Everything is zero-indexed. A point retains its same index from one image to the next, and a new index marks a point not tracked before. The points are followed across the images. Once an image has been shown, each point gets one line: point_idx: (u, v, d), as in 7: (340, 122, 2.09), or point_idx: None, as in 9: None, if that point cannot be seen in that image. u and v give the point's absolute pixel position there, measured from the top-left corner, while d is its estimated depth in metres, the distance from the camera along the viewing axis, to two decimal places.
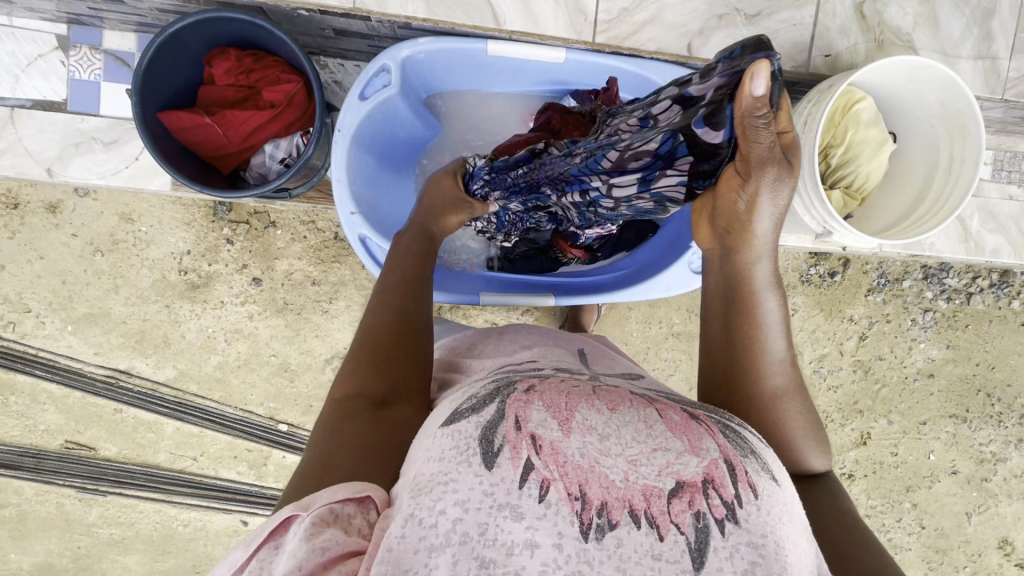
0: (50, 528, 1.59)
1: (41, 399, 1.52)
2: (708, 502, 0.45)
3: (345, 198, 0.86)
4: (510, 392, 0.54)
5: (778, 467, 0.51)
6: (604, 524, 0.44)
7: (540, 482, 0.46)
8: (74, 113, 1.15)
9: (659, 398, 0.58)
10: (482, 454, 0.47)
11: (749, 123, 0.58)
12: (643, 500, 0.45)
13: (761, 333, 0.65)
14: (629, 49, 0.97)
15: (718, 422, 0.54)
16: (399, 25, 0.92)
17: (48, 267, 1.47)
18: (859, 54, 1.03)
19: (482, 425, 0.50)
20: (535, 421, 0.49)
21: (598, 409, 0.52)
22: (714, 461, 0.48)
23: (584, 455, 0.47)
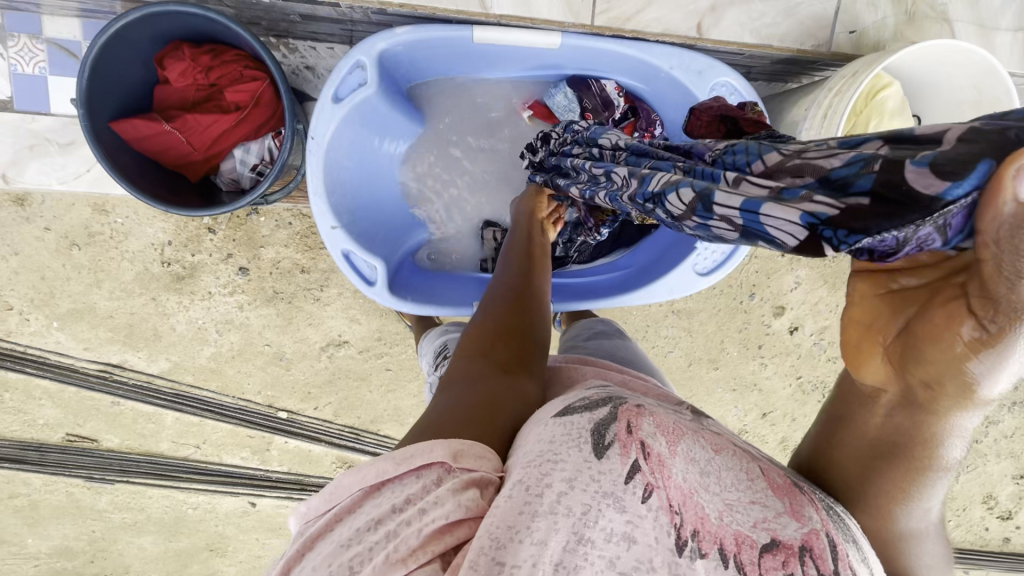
0: (63, 515, 1.62)
1: (36, 394, 1.51)
2: (802, 570, 0.45)
3: (326, 211, 0.79)
4: (621, 401, 0.53)
5: (874, 560, 0.49)
6: (694, 547, 0.44)
7: (645, 484, 0.45)
8: (22, 112, 1.02)
9: (762, 458, 0.56)
10: (594, 444, 0.47)
11: (1011, 246, 0.34)
12: (734, 543, 0.45)
13: (921, 490, 0.50)
14: (633, 31, 0.85)
15: (822, 500, 0.51)
16: (374, 10, 0.81)
17: (25, 263, 1.41)
18: (887, 30, 0.89)
19: (595, 420, 0.49)
20: (647, 431, 0.49)
21: (703, 446, 0.52)
22: (815, 531, 0.47)
23: (686, 481, 0.48)
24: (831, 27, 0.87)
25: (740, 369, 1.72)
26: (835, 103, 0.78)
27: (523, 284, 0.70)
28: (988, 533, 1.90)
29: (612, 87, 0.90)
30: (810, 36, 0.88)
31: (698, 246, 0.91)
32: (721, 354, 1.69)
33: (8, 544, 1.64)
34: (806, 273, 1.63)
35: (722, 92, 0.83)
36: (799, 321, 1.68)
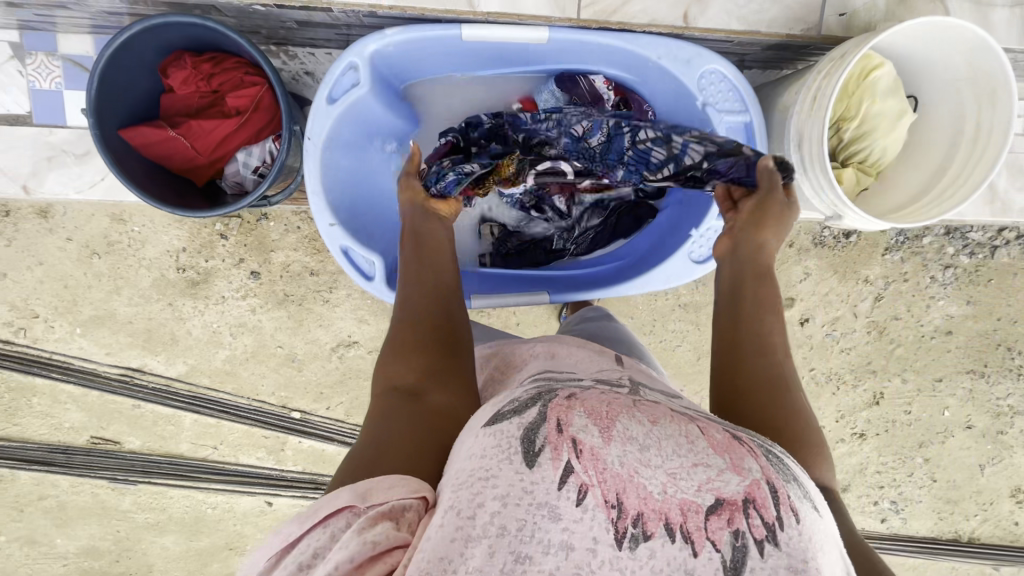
0: (89, 515, 1.68)
1: (62, 399, 1.57)
2: (748, 522, 0.44)
3: (323, 209, 0.82)
4: (551, 397, 0.53)
5: (815, 492, 0.50)
6: (638, 534, 0.44)
7: (579, 486, 0.45)
8: (41, 126, 1.07)
9: (702, 416, 0.55)
10: (524, 453, 0.47)
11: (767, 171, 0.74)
12: (680, 514, 0.45)
13: (768, 318, 0.70)
14: (619, 23, 0.86)
15: (761, 445, 0.51)
16: (364, 13, 0.83)
17: (49, 272, 1.47)
18: (879, 10, 0.86)
19: (524, 426, 0.49)
20: (578, 426, 0.48)
21: (640, 420, 0.50)
22: (756, 482, 0.46)
23: (624, 465, 0.47)
24: (822, 10, 0.86)
25: None
26: (825, 85, 0.77)
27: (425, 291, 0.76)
28: (1017, 528, 1.85)
29: (601, 82, 0.91)
30: (800, 20, 0.86)
31: (693, 233, 0.91)
32: None
33: (38, 544, 1.70)
34: (815, 264, 1.63)
35: (712, 78, 0.85)
36: (809, 312, 1.67)
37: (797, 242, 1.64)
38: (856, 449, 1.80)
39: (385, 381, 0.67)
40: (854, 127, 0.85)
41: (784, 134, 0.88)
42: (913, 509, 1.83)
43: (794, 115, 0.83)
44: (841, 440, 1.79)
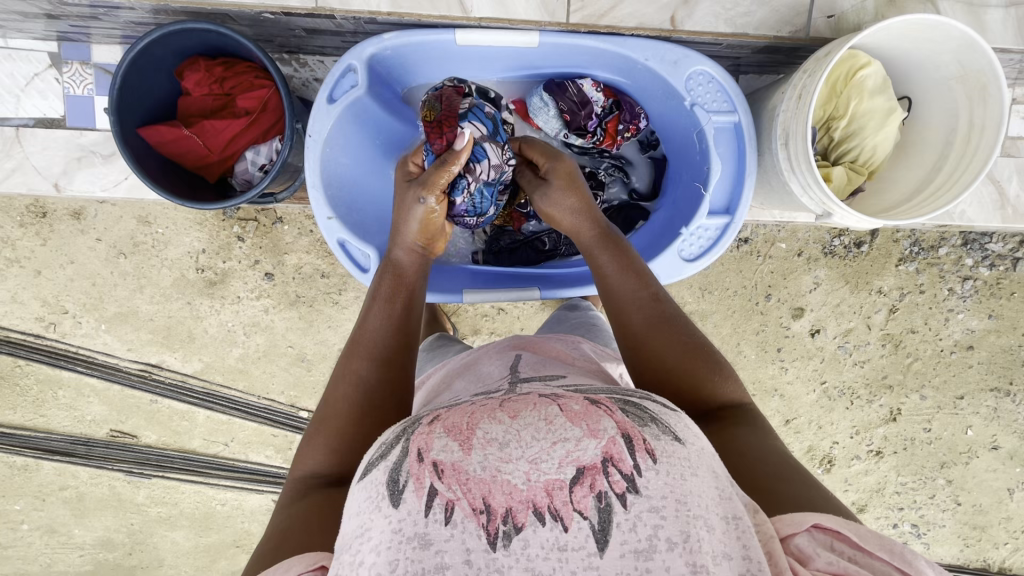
0: (105, 507, 1.74)
1: (85, 392, 1.64)
2: (608, 480, 0.50)
3: (322, 203, 0.86)
4: (415, 428, 0.56)
5: (677, 421, 0.55)
6: (510, 530, 0.48)
7: (445, 504, 0.49)
8: (73, 129, 1.16)
9: (567, 393, 0.60)
10: (390, 495, 0.50)
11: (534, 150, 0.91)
12: (545, 496, 0.49)
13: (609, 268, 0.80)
14: (608, 27, 0.87)
15: (618, 401, 0.57)
16: (364, 20, 0.88)
17: (79, 271, 1.56)
18: (868, 13, 0.87)
19: (388, 468, 0.52)
20: (436, 448, 0.52)
21: (497, 420, 0.55)
22: (612, 439, 0.52)
23: (486, 469, 0.51)
24: (808, 13, 0.87)
25: (758, 372, 1.68)
26: (810, 83, 0.78)
27: (377, 345, 0.72)
28: None
29: (588, 86, 0.94)
30: (786, 23, 0.87)
31: (684, 231, 0.92)
32: (738, 358, 1.67)
33: (57, 534, 1.76)
34: (825, 273, 1.61)
35: (699, 80, 0.87)
36: (821, 323, 1.64)
37: (806, 251, 1.62)
38: (873, 467, 1.73)
39: (304, 466, 0.64)
40: (843, 126, 0.85)
41: (773, 132, 0.87)
42: (937, 534, 1.75)
43: (780, 114, 0.84)
44: (857, 458, 1.73)
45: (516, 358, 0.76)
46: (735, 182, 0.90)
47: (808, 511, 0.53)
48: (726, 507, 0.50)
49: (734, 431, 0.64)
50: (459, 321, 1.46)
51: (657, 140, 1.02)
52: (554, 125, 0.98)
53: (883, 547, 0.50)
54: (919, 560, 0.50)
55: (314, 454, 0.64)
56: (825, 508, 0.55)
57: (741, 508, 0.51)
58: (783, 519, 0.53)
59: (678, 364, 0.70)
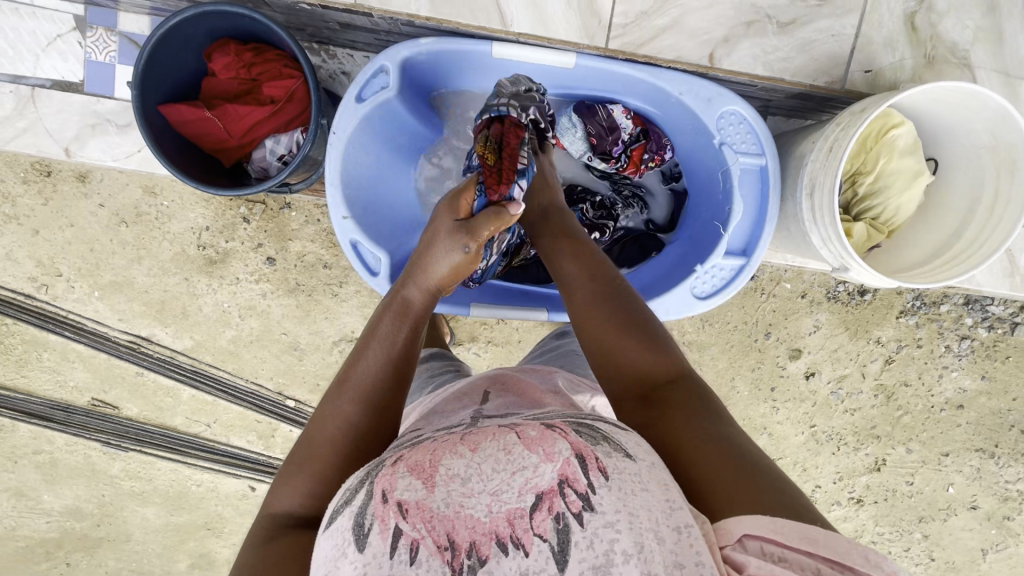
0: (78, 476, 1.71)
1: (70, 357, 1.61)
2: (565, 502, 0.48)
3: (339, 202, 0.85)
4: (379, 470, 0.54)
5: (629, 441, 0.54)
6: (474, 563, 0.46)
7: (409, 544, 0.47)
8: (91, 94, 1.13)
9: (525, 420, 0.59)
10: (356, 540, 0.48)
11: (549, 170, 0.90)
12: (507, 525, 0.48)
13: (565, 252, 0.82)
14: (646, 56, 0.87)
15: (573, 424, 0.55)
16: (402, 22, 0.87)
17: (78, 235, 1.53)
18: (904, 73, 0.86)
19: (354, 514, 0.51)
20: (400, 488, 0.50)
21: (458, 454, 0.53)
22: (566, 461, 0.50)
23: (449, 505, 0.49)
24: (846, 66, 0.86)
25: (750, 409, 1.68)
26: (844, 136, 0.78)
27: (370, 386, 0.67)
28: None
29: (619, 112, 0.94)
30: (823, 73, 0.87)
31: (698, 268, 0.91)
32: (730, 392, 1.66)
33: (26, 498, 1.73)
34: (827, 317, 1.61)
35: (731, 120, 0.87)
36: (816, 366, 1.65)
37: (811, 293, 1.62)
38: (852, 514, 1.74)
39: (279, 506, 0.60)
40: (869, 181, 0.85)
41: (798, 180, 0.87)
42: None
43: (808, 164, 0.83)
44: (837, 504, 1.73)
45: (484, 395, 0.74)
46: (757, 225, 0.90)
47: (742, 515, 0.50)
48: (677, 518, 0.48)
49: (675, 418, 0.60)
50: (457, 327, 1.45)
51: (680, 173, 1.01)
52: (581, 148, 0.97)
53: (804, 539, 0.48)
54: (848, 546, 0.47)
55: (291, 493, 0.60)
56: (760, 503, 0.51)
57: (691, 518, 0.49)
58: (723, 528, 0.50)
59: (623, 354, 0.68)
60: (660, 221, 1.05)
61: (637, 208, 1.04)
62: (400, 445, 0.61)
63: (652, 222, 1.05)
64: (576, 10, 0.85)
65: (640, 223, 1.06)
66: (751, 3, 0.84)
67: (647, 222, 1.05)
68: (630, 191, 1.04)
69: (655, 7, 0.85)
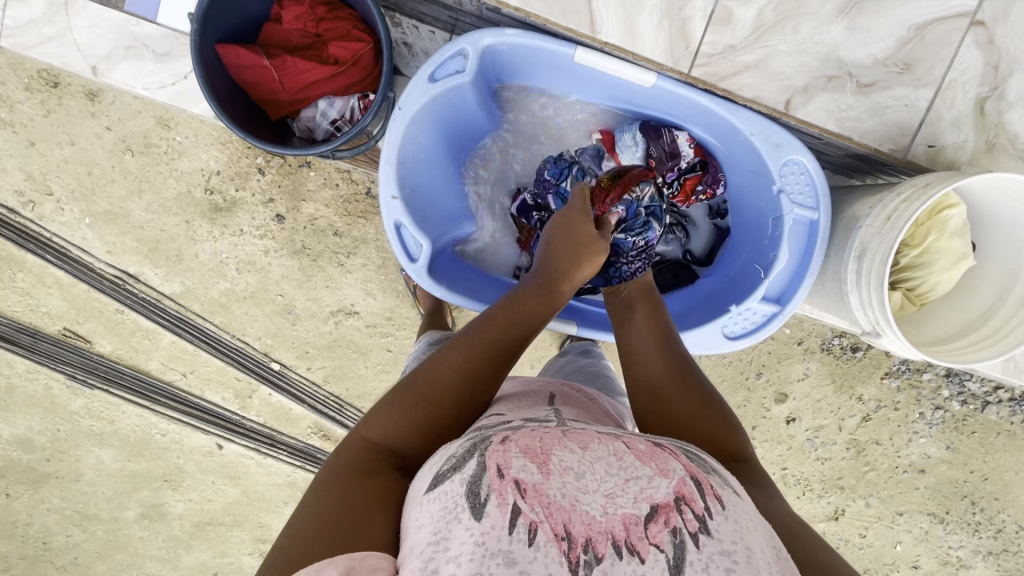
0: (34, 406, 1.62)
1: (47, 282, 1.52)
2: (682, 518, 0.47)
3: (390, 180, 0.83)
4: (487, 443, 0.53)
5: (732, 478, 0.55)
6: (590, 560, 0.45)
7: (528, 525, 0.46)
8: (128, 14, 1.31)
9: (627, 433, 0.59)
10: (471, 507, 0.47)
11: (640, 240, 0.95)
12: (623, 529, 0.47)
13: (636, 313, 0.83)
14: (724, 90, 0.90)
15: (680, 448, 0.56)
16: (489, 7, 0.88)
17: (77, 155, 1.43)
18: (964, 153, 0.90)
19: (467, 481, 0.49)
20: (516, 466, 0.49)
21: (572, 448, 0.53)
22: (682, 480, 0.50)
23: (565, 496, 0.48)
24: (912, 137, 0.90)
25: None
26: (905, 208, 0.78)
27: (490, 342, 0.67)
28: None
29: (683, 139, 0.95)
30: (890, 139, 0.90)
31: (732, 308, 0.92)
32: None
33: None
34: (817, 367, 1.65)
35: (792, 169, 0.87)
36: (797, 413, 1.69)
37: (806, 342, 1.65)
38: None
39: (379, 434, 0.60)
40: (914, 254, 0.87)
41: (846, 241, 0.88)
42: None
43: (861, 228, 0.85)
44: None
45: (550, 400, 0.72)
46: (794, 278, 0.90)
47: None
48: (784, 566, 0.47)
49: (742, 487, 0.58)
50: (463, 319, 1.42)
51: (727, 211, 1.02)
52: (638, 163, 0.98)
53: None
54: None
55: (396, 425, 0.60)
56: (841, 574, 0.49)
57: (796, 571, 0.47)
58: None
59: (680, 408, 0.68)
60: (698, 253, 1.05)
61: (680, 237, 1.05)
62: (499, 426, 0.59)
63: (690, 253, 1.05)
64: (666, 32, 0.88)
65: (677, 251, 1.06)
66: (836, 57, 0.88)
67: (685, 253, 1.05)
68: (677, 219, 1.04)
69: (744, 43, 0.88)
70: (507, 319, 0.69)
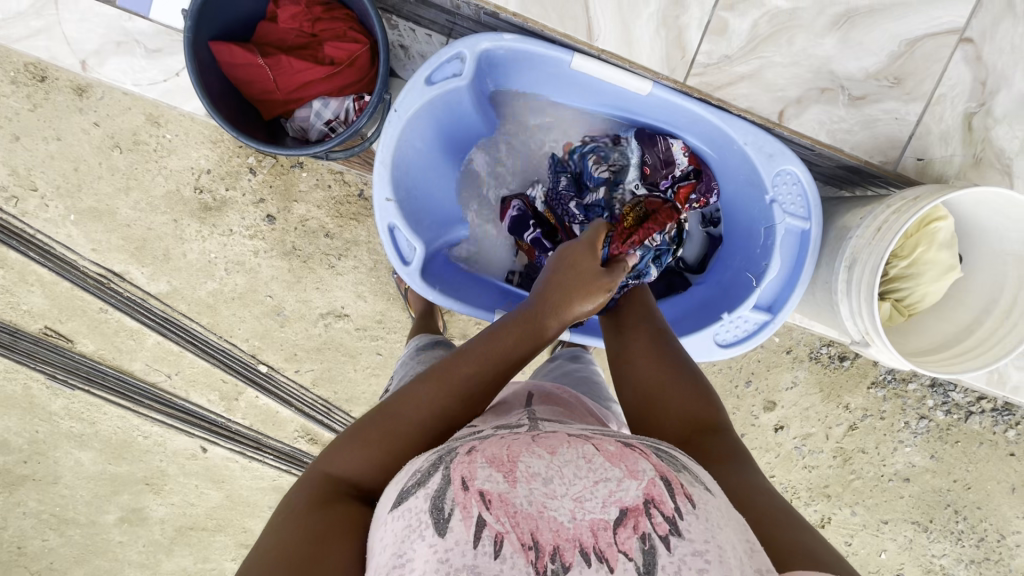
0: (13, 406, 1.58)
1: (29, 279, 1.48)
2: (651, 522, 0.47)
3: (385, 183, 0.82)
4: (453, 456, 0.53)
5: (706, 476, 0.54)
6: (557, 569, 0.45)
7: (494, 536, 0.45)
8: (121, 10, 1.29)
9: (597, 434, 0.59)
10: (434, 523, 0.46)
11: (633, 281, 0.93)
12: (591, 535, 0.46)
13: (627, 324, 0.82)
14: (719, 99, 0.91)
15: (651, 447, 0.56)
16: (487, 12, 0.88)
17: (63, 150, 1.41)
18: (952, 167, 0.92)
19: (430, 496, 0.48)
20: (481, 477, 0.49)
21: (539, 454, 0.53)
22: (652, 481, 0.49)
23: (532, 503, 0.48)
24: (902, 150, 0.91)
25: None
26: (896, 220, 0.79)
27: (464, 379, 0.65)
28: None
29: (678, 147, 0.95)
30: (880, 151, 0.92)
31: (724, 316, 0.92)
32: None
33: None
34: (805, 375, 1.66)
35: (785, 179, 0.88)
36: (786, 421, 1.71)
37: (795, 350, 1.66)
38: None
39: (341, 468, 0.59)
40: (903, 265, 0.88)
41: (837, 251, 0.89)
42: None
43: (851, 240, 0.86)
44: None
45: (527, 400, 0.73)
46: (788, 286, 0.91)
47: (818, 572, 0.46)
48: (758, 561, 0.46)
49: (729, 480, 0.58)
50: (454, 323, 1.41)
51: (719, 219, 1.02)
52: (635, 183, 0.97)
53: None
54: None
55: (358, 462, 0.59)
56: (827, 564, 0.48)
57: (771, 564, 0.47)
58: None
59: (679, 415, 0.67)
60: (690, 258, 1.06)
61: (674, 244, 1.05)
62: (467, 436, 0.59)
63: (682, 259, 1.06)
64: (663, 41, 0.88)
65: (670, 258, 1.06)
66: (828, 70, 0.89)
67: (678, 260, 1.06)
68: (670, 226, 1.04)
69: (739, 53, 0.89)
70: (489, 355, 0.66)
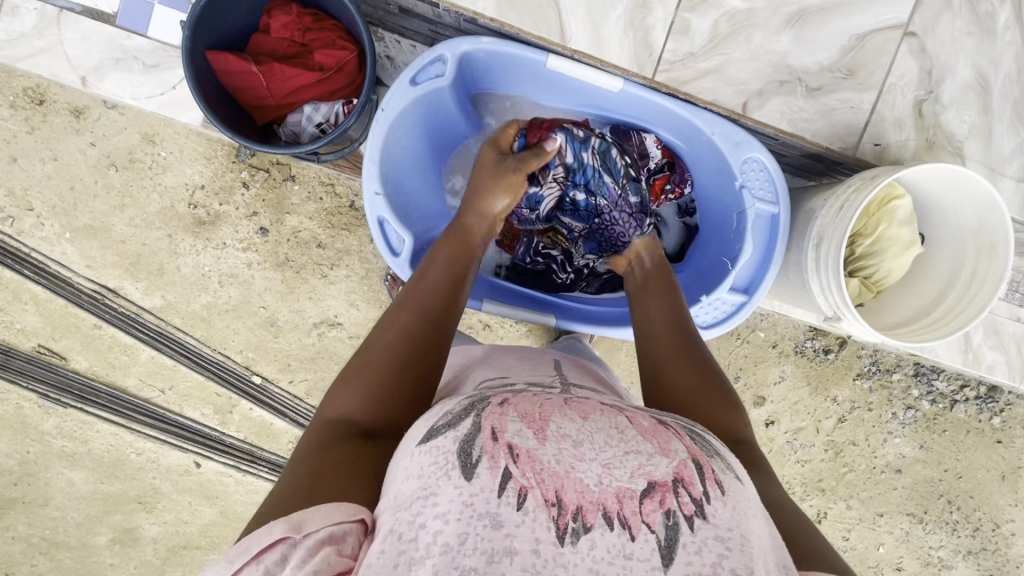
0: (3, 427, 1.58)
1: (22, 298, 1.50)
2: (678, 501, 0.48)
3: (374, 177, 0.86)
4: (486, 406, 0.55)
5: (734, 460, 0.56)
6: (579, 528, 0.46)
7: (517, 490, 0.47)
8: (120, 28, 1.35)
9: (631, 408, 0.61)
10: (461, 466, 0.48)
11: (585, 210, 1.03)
12: (616, 501, 0.47)
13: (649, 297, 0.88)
14: (686, 93, 0.97)
15: (684, 427, 0.58)
16: (466, 17, 0.94)
17: (59, 170, 1.45)
18: (908, 150, 0.98)
19: (460, 440, 0.51)
20: (511, 431, 0.51)
21: (572, 418, 0.54)
22: (683, 462, 0.51)
23: (560, 463, 0.49)
24: (859, 136, 0.98)
25: None
26: (855, 198, 0.84)
27: (425, 301, 0.74)
28: None
29: (650, 142, 1.04)
30: (840, 138, 0.98)
31: (703, 298, 0.97)
32: None
33: None
34: (791, 369, 1.70)
35: (752, 166, 0.93)
36: (776, 416, 1.73)
37: (780, 345, 1.70)
38: None
39: (337, 409, 0.62)
40: (867, 243, 0.94)
41: (805, 231, 0.94)
42: None
43: (818, 219, 0.91)
44: None
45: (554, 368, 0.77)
46: (761, 268, 0.95)
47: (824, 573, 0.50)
48: (778, 555, 0.49)
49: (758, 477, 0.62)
50: None
51: (694, 210, 1.08)
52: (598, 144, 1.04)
53: None
54: None
55: (350, 401, 0.62)
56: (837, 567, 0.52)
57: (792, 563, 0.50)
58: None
59: (689, 391, 0.70)
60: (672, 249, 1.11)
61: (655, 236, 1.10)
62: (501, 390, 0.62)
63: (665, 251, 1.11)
64: (632, 41, 0.95)
65: None
66: (786, 64, 0.96)
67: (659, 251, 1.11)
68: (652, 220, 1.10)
69: (703, 51, 0.95)
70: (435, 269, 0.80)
